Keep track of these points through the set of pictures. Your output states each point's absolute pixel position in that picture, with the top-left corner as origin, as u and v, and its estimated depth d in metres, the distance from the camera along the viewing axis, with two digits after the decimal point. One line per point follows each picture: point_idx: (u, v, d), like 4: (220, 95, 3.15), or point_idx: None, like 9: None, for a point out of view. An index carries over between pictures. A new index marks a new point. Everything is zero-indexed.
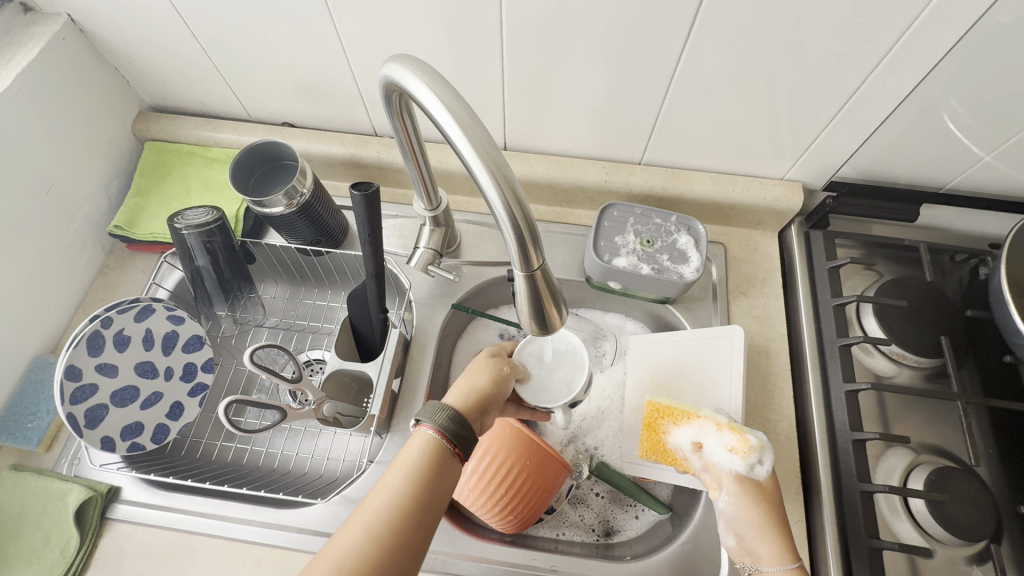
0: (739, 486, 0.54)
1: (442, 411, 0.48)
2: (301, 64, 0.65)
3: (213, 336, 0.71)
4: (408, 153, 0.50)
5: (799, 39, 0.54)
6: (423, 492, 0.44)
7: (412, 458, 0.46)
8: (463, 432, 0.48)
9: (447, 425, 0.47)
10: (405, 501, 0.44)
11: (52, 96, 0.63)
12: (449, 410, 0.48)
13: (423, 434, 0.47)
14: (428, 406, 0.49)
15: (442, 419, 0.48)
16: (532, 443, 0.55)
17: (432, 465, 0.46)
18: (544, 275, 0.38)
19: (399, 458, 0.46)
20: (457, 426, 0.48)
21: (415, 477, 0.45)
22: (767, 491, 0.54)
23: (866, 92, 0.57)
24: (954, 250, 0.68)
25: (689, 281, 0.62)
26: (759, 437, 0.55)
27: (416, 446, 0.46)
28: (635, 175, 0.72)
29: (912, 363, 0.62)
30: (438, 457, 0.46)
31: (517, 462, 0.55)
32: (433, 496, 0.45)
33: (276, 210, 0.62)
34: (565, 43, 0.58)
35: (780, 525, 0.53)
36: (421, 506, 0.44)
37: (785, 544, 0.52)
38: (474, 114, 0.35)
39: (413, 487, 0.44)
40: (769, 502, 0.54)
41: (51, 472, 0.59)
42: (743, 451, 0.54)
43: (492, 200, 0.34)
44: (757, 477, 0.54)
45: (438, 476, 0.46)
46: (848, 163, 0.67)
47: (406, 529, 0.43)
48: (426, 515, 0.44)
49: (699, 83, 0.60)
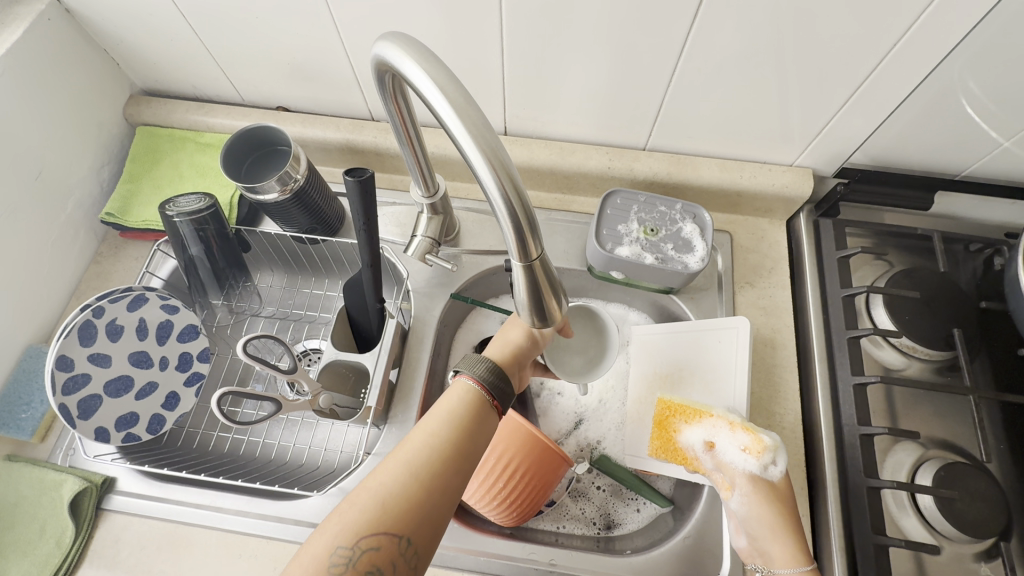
0: (752, 486, 0.53)
1: (482, 362, 0.49)
2: (294, 46, 0.63)
3: (208, 325, 0.70)
4: (403, 137, 0.48)
5: (813, 19, 0.51)
6: (464, 438, 0.44)
7: (455, 406, 0.46)
8: (500, 384, 0.48)
9: (486, 376, 0.48)
10: (445, 445, 0.43)
11: (39, 79, 0.61)
12: (489, 364, 0.49)
13: (463, 384, 0.48)
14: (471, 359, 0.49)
15: (484, 373, 0.48)
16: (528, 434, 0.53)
17: (473, 412, 0.46)
18: (542, 265, 0.37)
19: (440, 403, 0.46)
20: (497, 379, 0.48)
21: (456, 423, 0.45)
22: (780, 491, 0.53)
23: (881, 75, 0.55)
24: (969, 239, 0.65)
25: (693, 271, 0.61)
26: (773, 436, 0.54)
27: (459, 396, 0.47)
28: (639, 161, 0.70)
29: (922, 355, 0.60)
30: (478, 406, 0.46)
31: (517, 455, 0.53)
32: (472, 445, 0.44)
33: (270, 196, 0.60)
34: (567, 23, 0.55)
35: (794, 527, 0.52)
36: (462, 453, 0.44)
37: (797, 547, 0.51)
38: (468, 95, 0.33)
39: (454, 432, 0.44)
40: (782, 503, 0.53)
41: (45, 463, 0.58)
42: (758, 450, 0.53)
43: (487, 186, 0.33)
44: (770, 478, 0.53)
45: (477, 426, 0.45)
46: (860, 150, 0.64)
47: (445, 473, 0.42)
48: (464, 462, 0.44)
49: (707, 64, 0.58)
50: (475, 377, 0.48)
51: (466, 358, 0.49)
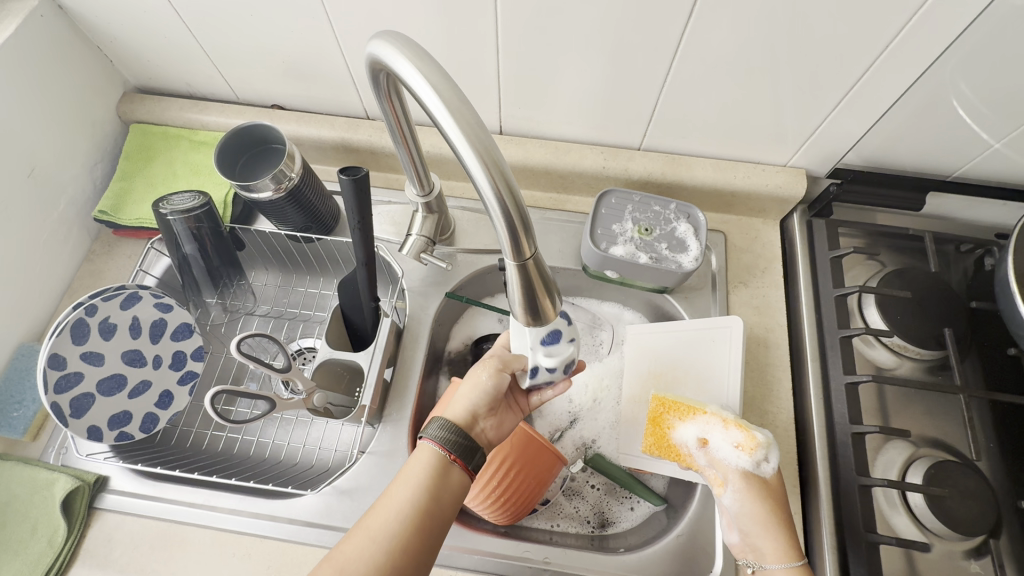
0: (744, 483, 0.53)
1: (439, 424, 0.48)
2: (289, 45, 0.63)
3: (202, 323, 0.70)
4: (397, 136, 0.48)
5: (806, 21, 0.51)
6: (428, 505, 0.45)
7: (417, 472, 0.46)
8: (464, 442, 0.48)
9: (446, 438, 0.47)
10: (410, 513, 0.44)
11: (31, 77, 0.61)
12: (445, 422, 0.48)
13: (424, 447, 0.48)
14: (429, 422, 0.49)
15: (441, 432, 0.48)
16: (529, 440, 0.54)
17: (437, 478, 0.46)
18: (536, 265, 0.37)
19: (406, 469, 0.46)
20: (457, 437, 0.48)
21: (420, 490, 0.45)
22: (772, 488, 0.54)
23: (873, 76, 0.55)
24: (960, 240, 0.66)
25: (687, 270, 0.61)
26: (765, 434, 0.54)
27: (421, 460, 0.47)
28: (634, 161, 0.70)
29: (914, 354, 0.61)
30: (442, 472, 0.46)
31: (514, 460, 0.54)
32: (436, 514, 0.45)
33: (264, 195, 0.60)
34: (561, 24, 0.56)
35: (785, 523, 0.52)
36: (425, 521, 0.44)
37: (791, 544, 0.51)
38: (463, 95, 0.33)
39: (417, 501, 0.44)
40: (774, 499, 0.53)
41: (37, 461, 0.58)
42: (750, 447, 0.53)
43: (481, 186, 0.33)
44: (763, 474, 0.54)
45: (442, 492, 0.46)
46: (853, 151, 0.65)
47: (409, 543, 0.43)
48: (430, 528, 0.45)
49: (701, 65, 0.58)
50: (433, 439, 0.48)
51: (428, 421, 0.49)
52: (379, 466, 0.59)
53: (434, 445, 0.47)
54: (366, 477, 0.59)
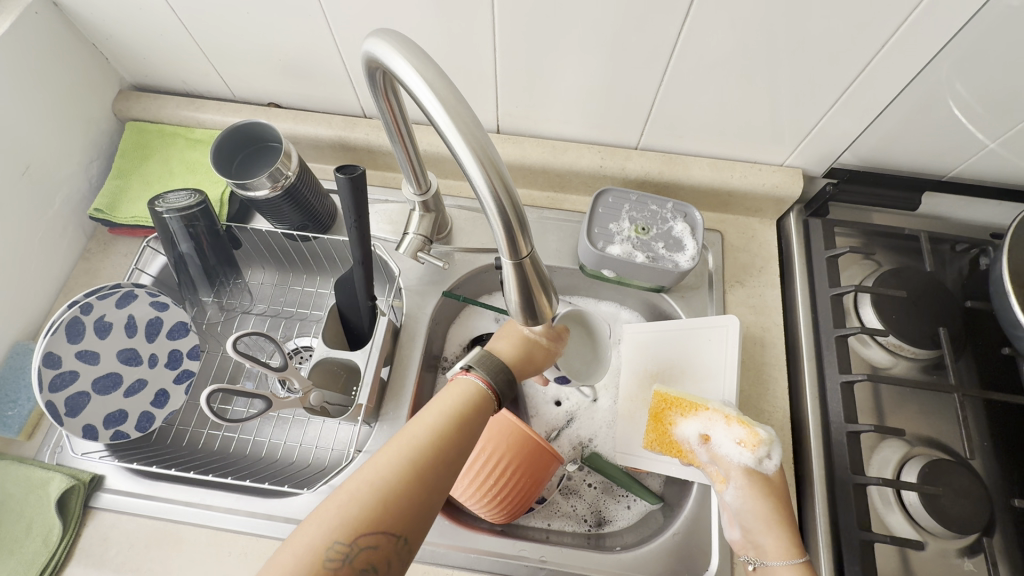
0: (747, 480, 0.53)
1: (489, 360, 0.50)
2: (286, 43, 0.63)
3: (199, 322, 0.70)
4: (394, 135, 0.48)
5: (802, 21, 0.51)
6: (463, 427, 0.44)
7: (453, 399, 0.46)
8: (505, 387, 0.49)
9: (494, 376, 0.49)
10: (444, 436, 0.43)
11: (26, 74, 0.60)
12: (494, 362, 0.50)
13: (469, 381, 0.48)
14: (480, 354, 0.50)
15: (488, 371, 0.49)
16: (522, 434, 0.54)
17: (473, 409, 0.46)
18: (533, 264, 0.37)
19: (440, 399, 0.46)
20: (501, 379, 0.49)
21: (455, 413, 0.45)
22: (774, 485, 0.54)
23: (869, 77, 0.56)
24: (954, 240, 0.66)
25: (684, 269, 0.61)
26: (768, 431, 0.55)
27: (458, 392, 0.47)
28: (631, 160, 0.70)
29: (909, 354, 0.61)
30: (479, 399, 0.47)
31: (504, 454, 0.54)
32: (470, 441, 0.44)
33: (260, 193, 0.60)
34: (559, 23, 0.56)
35: (786, 519, 0.52)
36: (460, 444, 0.43)
37: (791, 539, 0.51)
38: (459, 93, 0.33)
39: (453, 426, 0.44)
40: (776, 496, 0.54)
41: (32, 461, 0.58)
42: (752, 443, 0.54)
43: (477, 184, 0.33)
44: (765, 471, 0.54)
45: (477, 421, 0.45)
46: (849, 151, 0.65)
47: (444, 467, 0.42)
48: (461, 452, 0.44)
49: (698, 65, 0.58)
50: (485, 378, 0.48)
51: (479, 356, 0.49)
52: None
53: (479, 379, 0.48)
54: None
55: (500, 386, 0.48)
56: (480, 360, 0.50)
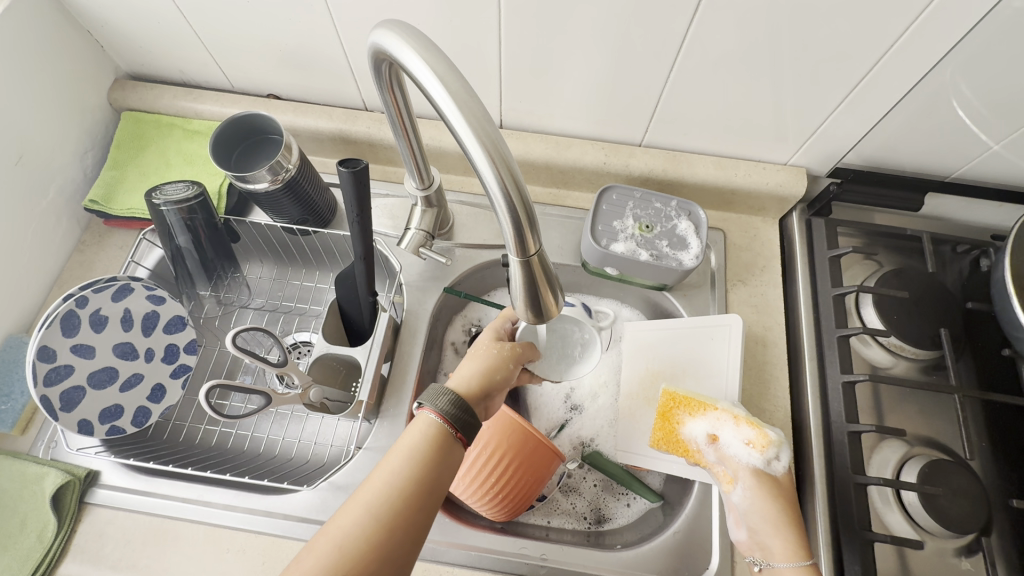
0: (755, 480, 0.54)
1: (446, 395, 0.47)
2: (287, 34, 0.62)
3: (195, 316, 0.68)
4: (398, 128, 0.47)
5: (812, 19, 0.51)
6: (428, 475, 0.44)
7: (415, 440, 0.45)
8: (466, 417, 0.47)
9: (450, 410, 0.46)
10: (407, 484, 0.43)
11: (19, 60, 0.59)
12: (450, 394, 0.47)
13: (424, 418, 0.47)
14: (432, 390, 0.48)
15: (445, 406, 0.47)
16: (526, 434, 0.54)
17: (435, 449, 0.45)
18: (540, 261, 0.37)
19: (403, 439, 0.46)
20: (459, 411, 0.47)
21: (418, 460, 0.44)
22: (784, 488, 0.54)
23: (875, 77, 0.55)
24: (956, 241, 0.66)
25: (688, 268, 0.61)
26: (778, 433, 0.55)
27: (419, 430, 0.46)
28: (635, 157, 0.70)
29: (910, 354, 0.61)
30: (440, 440, 0.45)
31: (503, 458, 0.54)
32: (434, 481, 0.44)
33: (260, 186, 0.59)
34: (565, 18, 0.55)
35: (796, 522, 0.53)
36: (423, 493, 0.43)
37: (799, 541, 0.51)
38: (469, 86, 0.33)
39: (414, 470, 0.44)
40: (784, 499, 0.54)
41: (26, 455, 0.57)
42: (762, 445, 0.54)
43: (486, 178, 0.32)
44: (773, 472, 0.55)
45: (442, 461, 0.45)
46: (853, 151, 0.65)
47: (410, 511, 0.42)
48: (426, 500, 0.43)
49: (704, 62, 0.57)
50: (439, 412, 0.46)
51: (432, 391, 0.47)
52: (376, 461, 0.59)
53: (436, 417, 0.46)
54: (362, 473, 0.58)
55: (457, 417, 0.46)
56: (436, 393, 0.48)
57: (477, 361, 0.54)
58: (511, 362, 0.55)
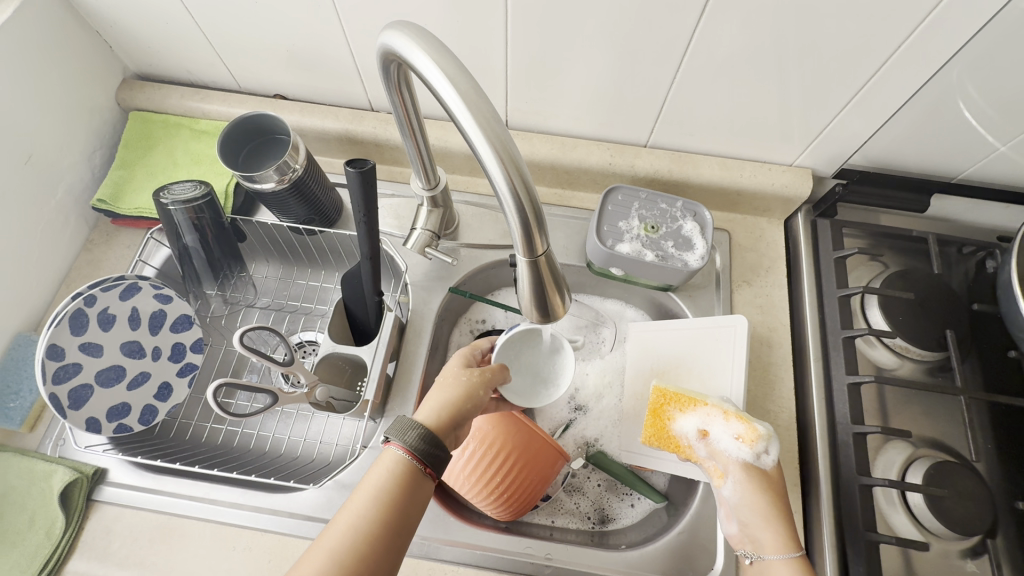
0: (745, 474, 0.54)
1: (412, 429, 0.46)
2: (295, 34, 0.62)
3: (203, 315, 0.69)
4: (406, 129, 0.47)
5: (818, 21, 0.51)
6: (393, 513, 0.43)
7: (380, 479, 0.44)
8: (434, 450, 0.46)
9: (417, 445, 0.45)
10: (372, 524, 0.42)
11: (28, 61, 0.60)
12: (418, 428, 0.46)
13: (390, 453, 0.45)
14: (399, 424, 0.47)
15: (413, 440, 0.46)
16: (532, 435, 0.55)
17: (401, 485, 0.44)
18: (547, 262, 0.37)
19: (367, 478, 0.44)
20: (427, 445, 0.46)
21: (383, 499, 0.43)
22: (772, 479, 0.54)
23: (882, 79, 0.55)
24: (962, 241, 0.66)
25: (693, 269, 0.61)
26: (766, 426, 0.54)
27: (384, 467, 0.45)
28: (640, 158, 0.70)
29: (915, 356, 0.61)
30: (405, 478, 0.44)
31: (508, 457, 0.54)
32: (401, 521, 0.43)
33: (267, 185, 0.59)
34: (572, 19, 0.55)
35: (785, 514, 0.52)
36: (390, 532, 0.42)
37: (790, 534, 0.51)
38: (479, 87, 0.33)
39: (379, 509, 0.42)
40: (774, 491, 0.54)
41: (34, 453, 0.57)
42: (751, 439, 0.54)
43: (495, 180, 0.33)
44: (763, 466, 0.54)
45: (408, 498, 0.44)
46: (860, 152, 0.65)
47: (376, 552, 0.41)
48: (391, 543, 0.42)
49: (711, 63, 0.57)
50: (406, 447, 0.45)
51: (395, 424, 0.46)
52: None
53: (404, 451, 0.45)
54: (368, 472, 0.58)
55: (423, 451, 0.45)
56: (402, 427, 0.46)
57: (447, 388, 0.51)
58: (483, 386, 0.52)
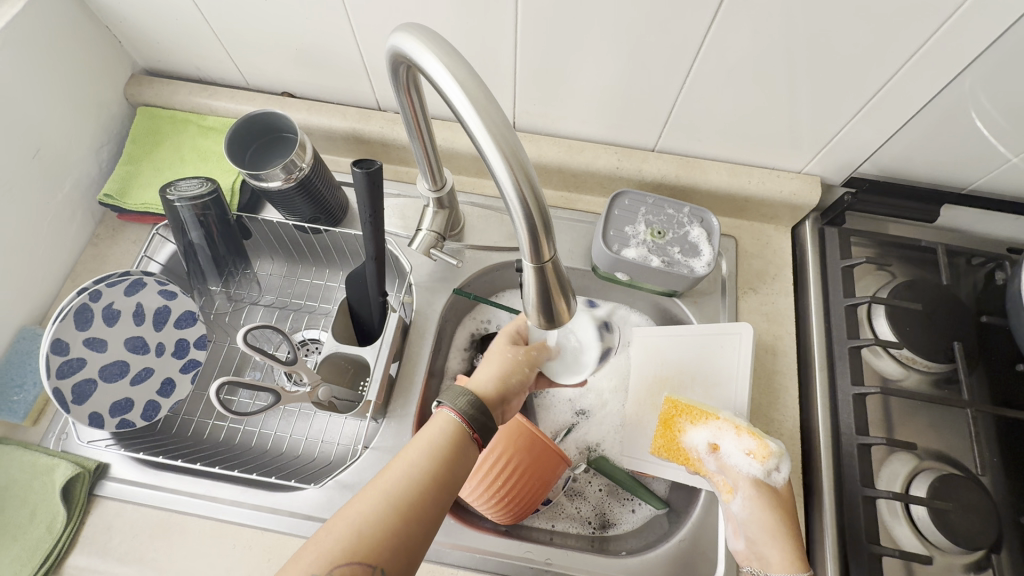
0: (754, 490, 0.53)
1: (464, 395, 0.49)
2: (304, 33, 0.62)
3: (206, 312, 0.69)
4: (413, 129, 0.47)
5: (831, 29, 0.51)
6: (445, 468, 0.45)
7: (436, 435, 0.47)
8: (484, 419, 0.49)
9: (468, 411, 0.48)
10: (424, 476, 0.44)
11: (38, 54, 0.60)
12: (469, 395, 0.49)
13: (443, 416, 0.48)
14: (450, 390, 0.50)
15: (464, 406, 0.48)
16: (551, 465, 0.55)
17: (454, 445, 0.46)
18: (554, 268, 0.37)
19: (422, 433, 0.47)
20: (478, 413, 0.49)
21: (436, 454, 0.45)
22: (783, 498, 0.54)
23: (894, 88, 0.55)
24: (971, 253, 0.65)
25: (700, 275, 0.61)
26: (779, 444, 0.54)
27: (440, 426, 0.48)
28: (648, 162, 0.69)
29: (921, 366, 0.61)
30: (458, 438, 0.47)
31: (516, 479, 0.54)
32: (450, 476, 0.45)
33: (273, 184, 0.59)
34: (582, 22, 0.55)
35: (793, 534, 0.52)
36: (438, 486, 0.44)
37: (796, 552, 0.51)
38: (487, 90, 0.33)
39: (431, 463, 0.45)
40: (784, 509, 0.53)
41: (37, 446, 0.58)
42: (762, 455, 0.54)
43: (503, 183, 0.32)
44: (773, 483, 0.54)
45: (459, 457, 0.46)
46: (869, 161, 0.64)
47: (424, 502, 0.43)
48: (439, 497, 0.44)
49: (721, 68, 0.57)
50: (457, 411, 0.48)
51: (449, 390, 0.49)
52: (382, 461, 0.59)
53: (455, 415, 0.48)
54: (369, 473, 0.58)
55: (474, 415, 0.48)
56: (451, 393, 0.50)
57: (496, 363, 0.57)
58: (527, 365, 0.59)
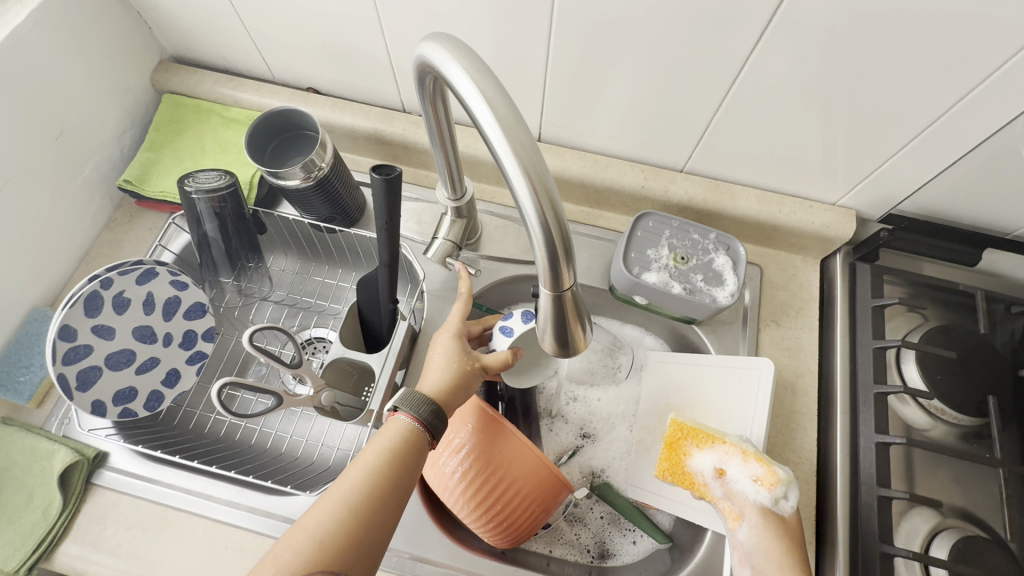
0: (761, 518, 0.51)
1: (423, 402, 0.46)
2: (333, 30, 0.61)
3: (216, 305, 0.69)
4: (436, 139, 0.46)
5: (882, 59, 0.48)
6: (405, 468, 0.44)
7: (391, 439, 0.45)
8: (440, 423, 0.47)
9: (427, 417, 0.46)
10: (382, 477, 0.43)
11: (68, 36, 0.59)
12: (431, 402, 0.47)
13: (399, 421, 0.46)
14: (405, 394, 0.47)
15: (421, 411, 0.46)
16: (555, 489, 0.53)
17: (411, 446, 0.45)
18: (574, 297, 0.35)
19: (378, 436, 0.45)
20: (435, 418, 0.46)
21: (393, 455, 0.44)
22: (790, 527, 0.52)
23: (945, 124, 0.52)
24: (1011, 300, 0.62)
25: (722, 306, 0.58)
26: (786, 471, 0.52)
27: (395, 431, 0.45)
28: (675, 183, 0.67)
29: (950, 419, 0.57)
30: (417, 440, 0.45)
31: (519, 503, 0.52)
32: (409, 473, 0.44)
33: (292, 182, 0.58)
34: (617, 36, 0.53)
35: (802, 563, 0.50)
36: (397, 486, 0.43)
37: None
38: (517, 109, 0.31)
39: (387, 465, 0.43)
40: (792, 540, 0.51)
41: (39, 430, 0.57)
42: (770, 483, 0.51)
43: (526, 208, 0.31)
44: (780, 512, 0.52)
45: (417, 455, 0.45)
46: (909, 198, 0.61)
47: (384, 502, 0.42)
48: (399, 495, 0.44)
49: (760, 92, 0.55)
50: (415, 417, 0.46)
51: (407, 395, 0.46)
52: None
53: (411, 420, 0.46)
54: None
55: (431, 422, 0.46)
56: (408, 399, 0.47)
57: (447, 367, 0.51)
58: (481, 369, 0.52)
